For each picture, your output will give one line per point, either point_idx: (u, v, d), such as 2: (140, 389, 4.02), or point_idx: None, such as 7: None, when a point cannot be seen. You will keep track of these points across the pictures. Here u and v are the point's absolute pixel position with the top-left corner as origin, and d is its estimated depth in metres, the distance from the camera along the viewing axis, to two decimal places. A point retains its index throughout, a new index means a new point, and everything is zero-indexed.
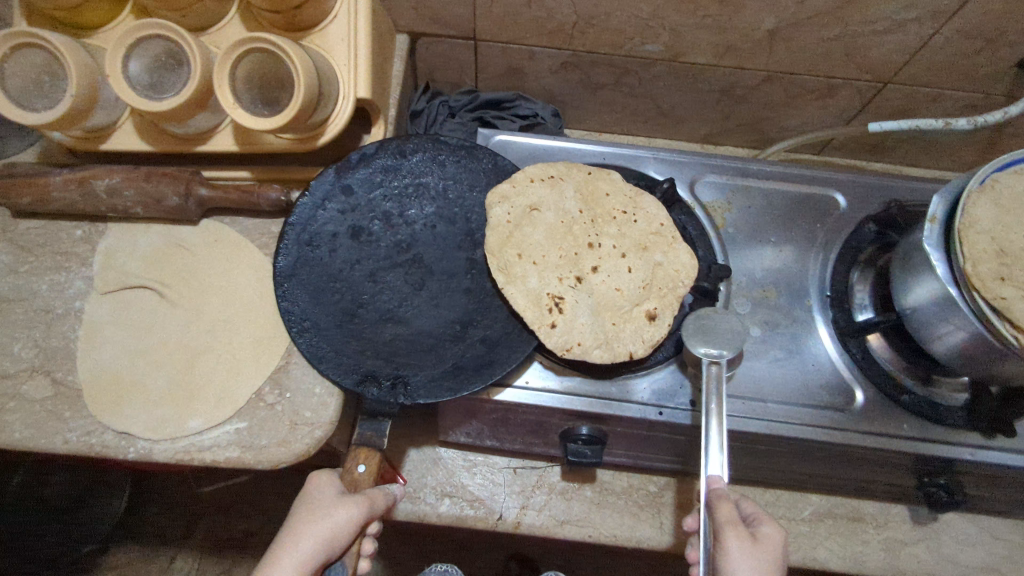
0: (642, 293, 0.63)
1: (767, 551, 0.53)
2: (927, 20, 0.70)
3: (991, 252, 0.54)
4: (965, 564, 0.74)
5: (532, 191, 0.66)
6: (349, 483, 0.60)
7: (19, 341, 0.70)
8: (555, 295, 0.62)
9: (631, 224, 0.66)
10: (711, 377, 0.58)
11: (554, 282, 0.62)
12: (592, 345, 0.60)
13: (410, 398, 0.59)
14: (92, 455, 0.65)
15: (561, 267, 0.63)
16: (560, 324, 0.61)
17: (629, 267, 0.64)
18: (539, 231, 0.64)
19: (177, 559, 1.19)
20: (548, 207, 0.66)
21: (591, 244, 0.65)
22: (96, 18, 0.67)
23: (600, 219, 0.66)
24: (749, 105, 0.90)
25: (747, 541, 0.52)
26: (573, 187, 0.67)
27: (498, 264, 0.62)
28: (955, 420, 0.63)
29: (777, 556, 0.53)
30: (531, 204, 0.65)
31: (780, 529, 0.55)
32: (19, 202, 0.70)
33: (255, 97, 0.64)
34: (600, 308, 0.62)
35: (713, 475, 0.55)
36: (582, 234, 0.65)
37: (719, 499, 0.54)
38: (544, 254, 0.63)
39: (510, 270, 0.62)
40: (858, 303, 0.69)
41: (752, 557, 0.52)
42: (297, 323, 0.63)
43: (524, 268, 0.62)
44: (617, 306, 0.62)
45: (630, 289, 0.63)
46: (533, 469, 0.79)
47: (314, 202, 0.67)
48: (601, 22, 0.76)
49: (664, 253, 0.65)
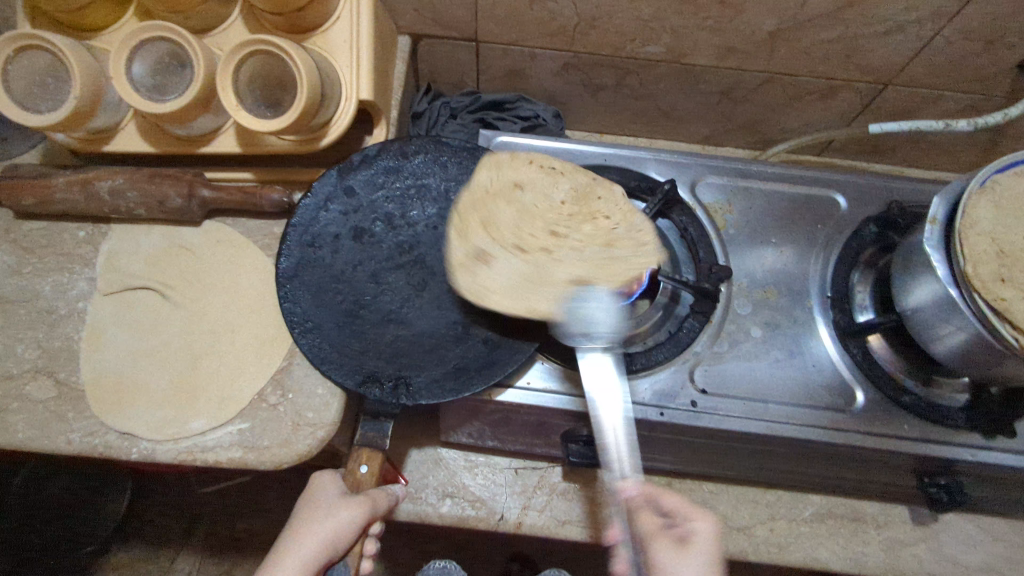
0: (593, 288, 0.61)
1: (699, 551, 0.52)
2: (927, 21, 0.70)
3: (991, 253, 0.54)
4: (965, 564, 0.75)
5: (525, 171, 0.68)
6: (350, 484, 0.60)
7: (22, 342, 0.70)
8: (486, 254, 0.64)
9: (608, 228, 0.65)
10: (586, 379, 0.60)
11: (493, 245, 0.64)
12: (504, 304, 0.61)
13: (412, 399, 0.60)
14: (94, 456, 0.65)
15: (506, 251, 0.64)
16: (476, 288, 0.63)
17: (575, 261, 0.63)
18: (506, 202, 0.66)
19: (178, 558, 1.19)
20: (532, 183, 0.67)
21: (553, 232, 0.65)
22: (100, 21, 0.67)
23: (577, 211, 0.66)
24: (750, 106, 0.90)
25: (673, 547, 0.52)
26: (569, 183, 0.68)
27: (455, 219, 0.65)
28: (957, 421, 0.63)
29: (713, 551, 0.53)
30: (518, 181, 0.67)
31: (712, 519, 0.54)
32: (23, 203, 0.71)
33: (259, 99, 0.64)
34: (547, 288, 0.61)
35: (622, 479, 0.57)
36: (549, 221, 0.66)
37: (637, 506, 0.55)
38: (490, 220, 0.65)
39: (461, 230, 0.65)
40: (859, 303, 0.70)
41: (684, 561, 0.51)
42: (300, 323, 0.63)
43: (478, 238, 0.64)
44: (553, 294, 0.61)
45: (571, 282, 0.62)
46: (535, 469, 0.79)
47: (316, 204, 0.67)
48: (602, 23, 0.76)
49: (628, 252, 0.64)
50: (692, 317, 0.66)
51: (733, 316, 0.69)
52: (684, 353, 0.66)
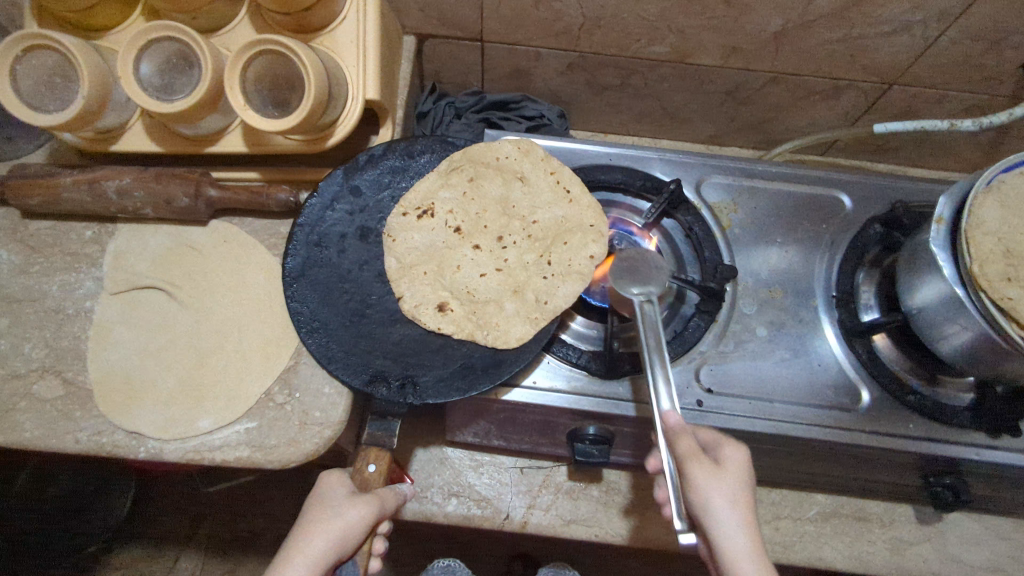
0: (486, 302, 0.67)
1: (733, 473, 0.51)
2: (932, 22, 0.71)
3: (997, 252, 0.54)
4: (970, 563, 0.75)
5: (540, 176, 0.70)
6: (359, 483, 0.61)
7: (30, 341, 0.70)
8: (435, 207, 0.69)
9: (541, 267, 0.68)
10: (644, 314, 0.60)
11: (441, 215, 0.70)
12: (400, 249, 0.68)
13: (419, 398, 0.59)
14: (102, 455, 0.65)
15: (441, 237, 0.70)
16: (399, 233, 0.68)
17: (484, 272, 0.69)
18: (505, 184, 0.71)
19: (181, 558, 1.19)
20: (538, 184, 0.70)
21: (499, 238, 0.70)
22: (107, 21, 0.67)
23: (541, 233, 0.70)
24: (755, 106, 0.90)
25: (712, 468, 0.51)
26: (564, 212, 0.69)
27: (449, 169, 0.70)
28: (962, 420, 0.64)
29: (743, 474, 0.52)
30: (521, 177, 0.71)
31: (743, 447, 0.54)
32: (31, 202, 0.71)
33: (266, 99, 0.64)
34: (464, 290, 0.68)
35: (665, 409, 0.54)
36: (505, 231, 0.70)
37: (677, 433, 0.53)
38: (470, 197, 0.70)
39: (448, 182, 0.70)
40: (864, 303, 0.70)
41: (720, 483, 0.50)
42: (306, 323, 0.63)
43: (440, 202, 0.70)
44: (423, 289, 0.67)
45: (466, 281, 0.69)
46: (540, 469, 0.79)
47: (322, 203, 0.67)
48: (608, 23, 0.76)
49: (551, 279, 0.67)
50: (698, 316, 0.67)
51: (739, 315, 0.69)
52: (690, 352, 0.66)
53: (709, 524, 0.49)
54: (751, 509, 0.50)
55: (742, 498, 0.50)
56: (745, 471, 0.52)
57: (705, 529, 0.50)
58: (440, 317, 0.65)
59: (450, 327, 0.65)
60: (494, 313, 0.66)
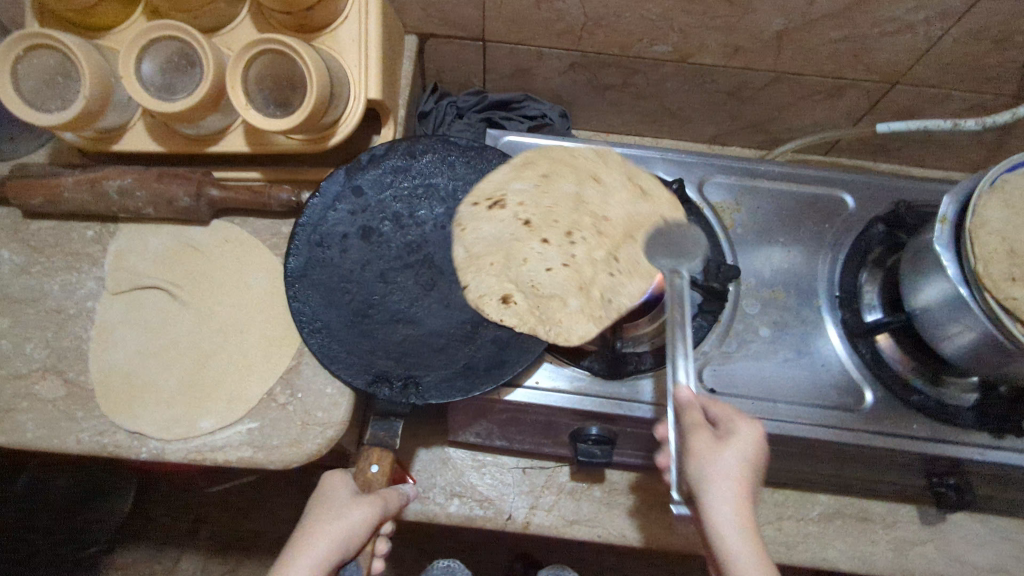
0: (550, 297, 0.66)
1: (734, 447, 0.52)
2: (935, 21, 0.70)
3: (1002, 252, 0.54)
4: (974, 564, 0.75)
5: (615, 177, 0.72)
6: (362, 484, 0.60)
7: (31, 341, 0.70)
8: (502, 198, 0.69)
9: (608, 263, 0.67)
10: (671, 286, 0.62)
11: (511, 206, 0.69)
12: (466, 240, 0.68)
13: (421, 399, 0.59)
14: (104, 455, 0.65)
15: (508, 230, 0.69)
16: (469, 222, 0.69)
17: (552, 267, 0.67)
18: (578, 182, 0.71)
19: (183, 558, 1.19)
20: (610, 185, 0.71)
21: (567, 233, 0.69)
22: (108, 20, 0.67)
23: (612, 231, 0.69)
24: (757, 105, 0.90)
25: (712, 440, 0.53)
26: (635, 208, 0.69)
27: (524, 163, 0.71)
28: (965, 420, 0.63)
29: (747, 452, 0.52)
30: (594, 177, 0.72)
31: (757, 426, 0.54)
32: (32, 202, 0.71)
33: (268, 98, 0.64)
34: (529, 284, 0.67)
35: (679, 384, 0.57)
36: (573, 226, 0.69)
37: (684, 407, 0.56)
38: (542, 190, 0.70)
39: (520, 174, 0.70)
40: (867, 303, 0.70)
41: (716, 454, 0.52)
42: (309, 323, 0.63)
43: (510, 197, 0.70)
44: (488, 279, 0.67)
45: (532, 275, 0.67)
46: (542, 469, 0.79)
47: (324, 203, 0.67)
48: (610, 23, 0.76)
49: (618, 277, 0.66)
50: (701, 316, 0.66)
51: (742, 315, 0.69)
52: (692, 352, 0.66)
53: (699, 490, 0.51)
54: (748, 485, 0.51)
55: (736, 471, 0.51)
56: (750, 450, 0.53)
57: (695, 494, 0.52)
58: (503, 310, 0.65)
59: (513, 321, 0.64)
60: (558, 309, 0.65)
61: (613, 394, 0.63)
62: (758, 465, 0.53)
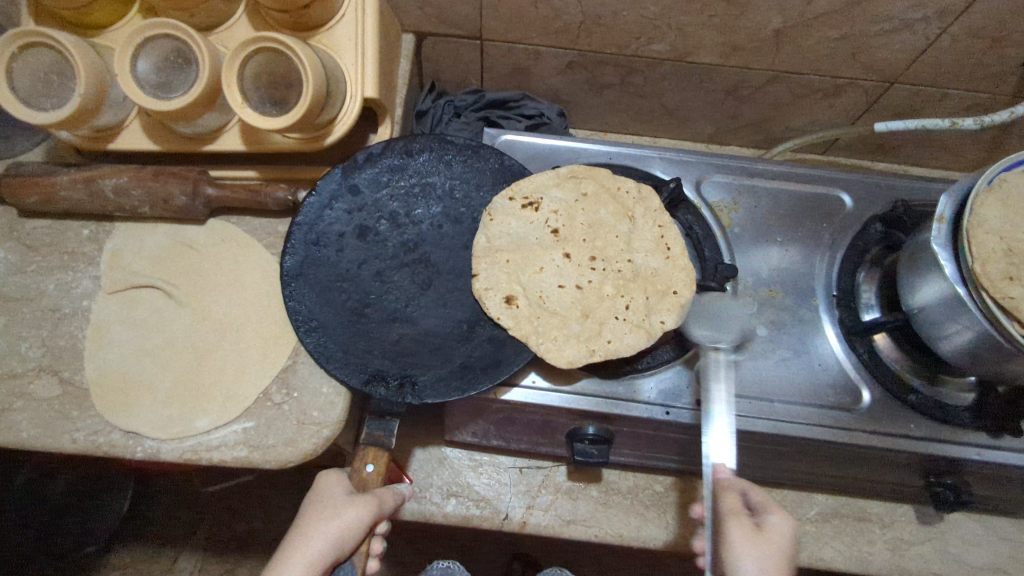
0: (554, 313, 0.63)
1: (771, 540, 0.55)
2: (933, 20, 0.70)
3: (999, 251, 0.54)
4: (971, 564, 0.74)
5: (645, 225, 0.67)
6: (357, 483, 0.60)
7: (26, 341, 0.70)
8: (538, 202, 0.67)
9: (615, 304, 0.64)
10: (715, 365, 0.63)
11: (546, 212, 0.67)
12: (489, 231, 0.66)
13: (417, 398, 0.59)
14: (99, 455, 0.65)
15: (533, 235, 0.67)
16: (499, 214, 0.66)
17: (564, 285, 0.65)
18: (614, 215, 0.68)
19: (180, 558, 1.19)
20: (642, 229, 0.67)
21: (591, 258, 0.66)
22: (104, 18, 0.67)
23: (627, 274, 0.66)
24: (755, 105, 0.90)
25: (750, 530, 0.55)
26: (659, 265, 0.65)
27: (576, 179, 0.69)
28: (962, 420, 0.63)
29: (782, 546, 0.55)
30: (628, 215, 0.67)
31: (790, 520, 0.57)
32: (27, 201, 0.70)
33: (264, 97, 0.64)
34: (538, 295, 0.64)
35: (718, 463, 0.59)
36: (595, 249, 0.66)
37: (723, 488, 0.58)
38: (581, 206, 0.68)
39: (563, 185, 0.68)
40: (865, 302, 0.70)
41: (754, 545, 0.54)
42: (305, 322, 0.63)
43: (545, 211, 0.67)
44: (500, 274, 0.64)
45: (542, 285, 0.65)
46: (539, 469, 0.79)
47: (321, 202, 0.67)
48: (607, 21, 0.76)
49: (622, 322, 0.63)
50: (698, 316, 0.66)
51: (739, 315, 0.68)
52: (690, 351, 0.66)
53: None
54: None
55: (774, 567, 0.53)
56: (784, 541, 0.55)
57: None
58: (504, 309, 0.63)
59: (509, 321, 0.62)
60: (556, 327, 0.62)
61: (614, 397, 0.63)
62: (791, 558, 0.55)
